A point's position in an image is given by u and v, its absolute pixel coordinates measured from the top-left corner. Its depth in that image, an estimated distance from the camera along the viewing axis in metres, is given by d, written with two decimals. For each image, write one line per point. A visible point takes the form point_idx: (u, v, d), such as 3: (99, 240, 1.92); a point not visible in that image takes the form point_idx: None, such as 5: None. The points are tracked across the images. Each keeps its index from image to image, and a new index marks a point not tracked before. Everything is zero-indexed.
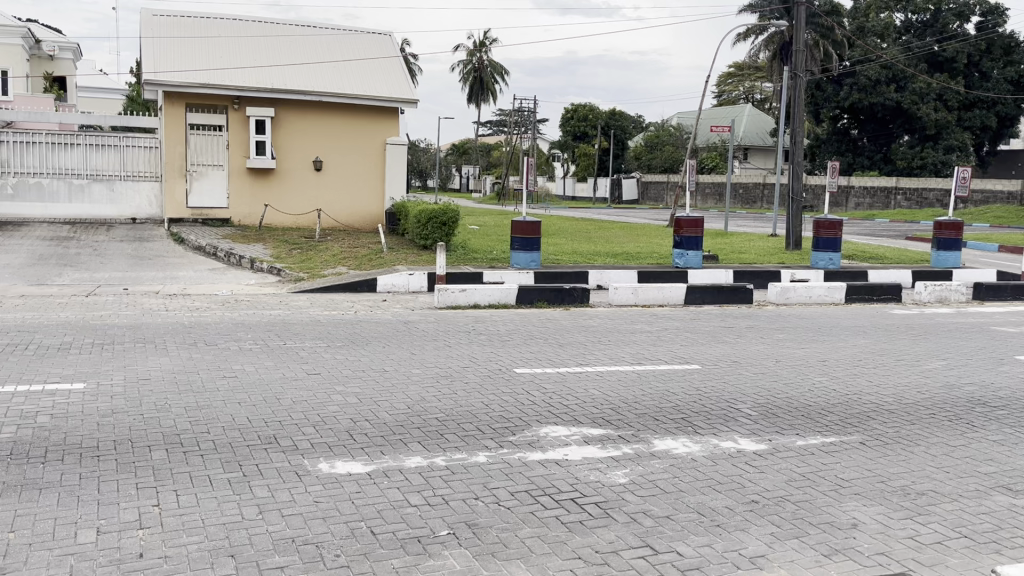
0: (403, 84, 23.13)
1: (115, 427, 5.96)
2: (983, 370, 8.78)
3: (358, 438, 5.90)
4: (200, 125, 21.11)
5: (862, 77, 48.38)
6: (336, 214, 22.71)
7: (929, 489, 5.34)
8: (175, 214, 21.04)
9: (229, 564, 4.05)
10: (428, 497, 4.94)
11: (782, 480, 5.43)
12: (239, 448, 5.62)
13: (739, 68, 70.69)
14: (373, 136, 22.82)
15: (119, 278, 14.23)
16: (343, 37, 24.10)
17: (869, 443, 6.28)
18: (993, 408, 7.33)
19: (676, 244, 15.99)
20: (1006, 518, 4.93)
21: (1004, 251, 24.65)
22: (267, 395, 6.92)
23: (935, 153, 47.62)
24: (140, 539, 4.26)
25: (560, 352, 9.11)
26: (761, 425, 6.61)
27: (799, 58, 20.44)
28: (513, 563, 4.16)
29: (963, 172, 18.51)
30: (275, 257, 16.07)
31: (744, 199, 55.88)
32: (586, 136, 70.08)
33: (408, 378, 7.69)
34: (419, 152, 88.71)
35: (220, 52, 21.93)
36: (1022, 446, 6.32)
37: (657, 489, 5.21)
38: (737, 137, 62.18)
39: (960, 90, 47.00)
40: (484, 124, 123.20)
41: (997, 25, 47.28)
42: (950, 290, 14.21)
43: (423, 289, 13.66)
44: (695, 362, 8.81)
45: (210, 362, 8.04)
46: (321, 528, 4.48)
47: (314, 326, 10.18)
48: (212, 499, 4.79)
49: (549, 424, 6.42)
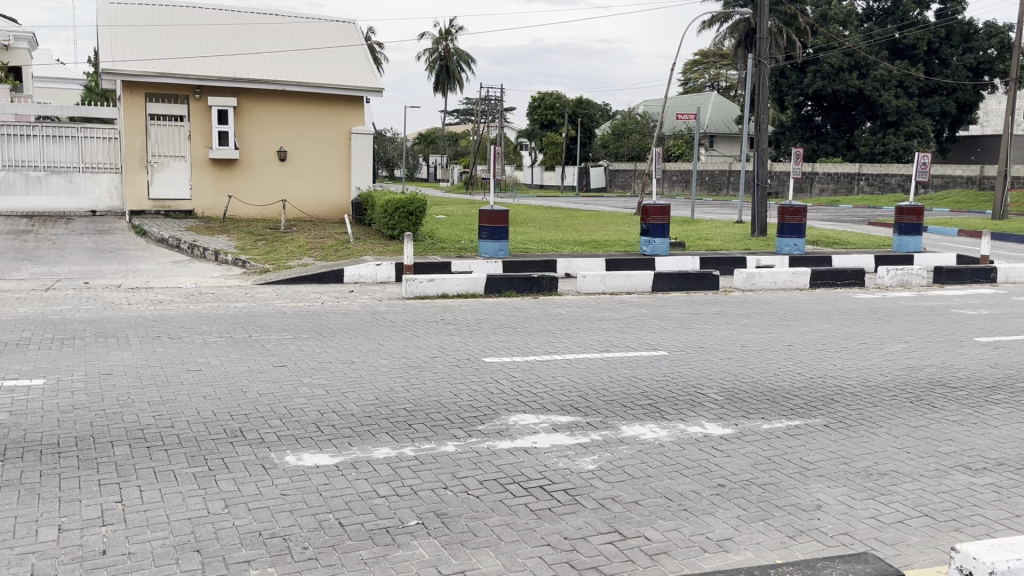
0: (368, 73, 22.93)
1: (77, 423, 5.86)
2: (943, 352, 8.94)
3: (325, 430, 5.86)
4: (161, 115, 20.77)
5: (826, 65, 48.88)
6: (301, 204, 22.49)
7: (891, 470, 5.44)
8: (137, 206, 20.72)
9: (194, 559, 4.00)
10: (396, 488, 4.92)
11: (749, 464, 5.49)
12: (204, 442, 5.55)
13: (705, 56, 71.26)
14: (338, 126, 22.60)
15: (79, 272, 13.97)
16: (306, 26, 23.83)
17: (832, 425, 6.37)
18: (953, 389, 7.48)
19: (643, 231, 16.08)
20: (965, 496, 5.04)
21: (964, 235, 25.15)
22: (232, 388, 6.85)
23: (897, 140, 48.35)
24: (103, 536, 4.20)
25: (529, 340, 9.13)
26: (728, 410, 6.67)
27: (763, 47, 20.56)
28: (481, 552, 4.17)
29: (924, 158, 18.78)
30: (240, 249, 15.91)
31: (710, 185, 56.37)
32: (553, 124, 70.18)
33: (376, 369, 7.64)
34: (386, 141, 88.11)
35: (180, 41, 21.58)
36: (981, 426, 6.44)
37: (625, 475, 5.24)
38: (703, 124, 62.68)
39: (920, 77, 47.75)
40: (449, 112, 122.60)
41: (957, 12, 47.76)
42: (912, 274, 14.44)
43: (391, 280, 13.61)
44: (662, 349, 8.86)
45: (174, 355, 7.95)
46: (288, 521, 4.45)
47: (280, 318, 10.08)
48: (176, 494, 4.73)
49: (518, 412, 6.43)
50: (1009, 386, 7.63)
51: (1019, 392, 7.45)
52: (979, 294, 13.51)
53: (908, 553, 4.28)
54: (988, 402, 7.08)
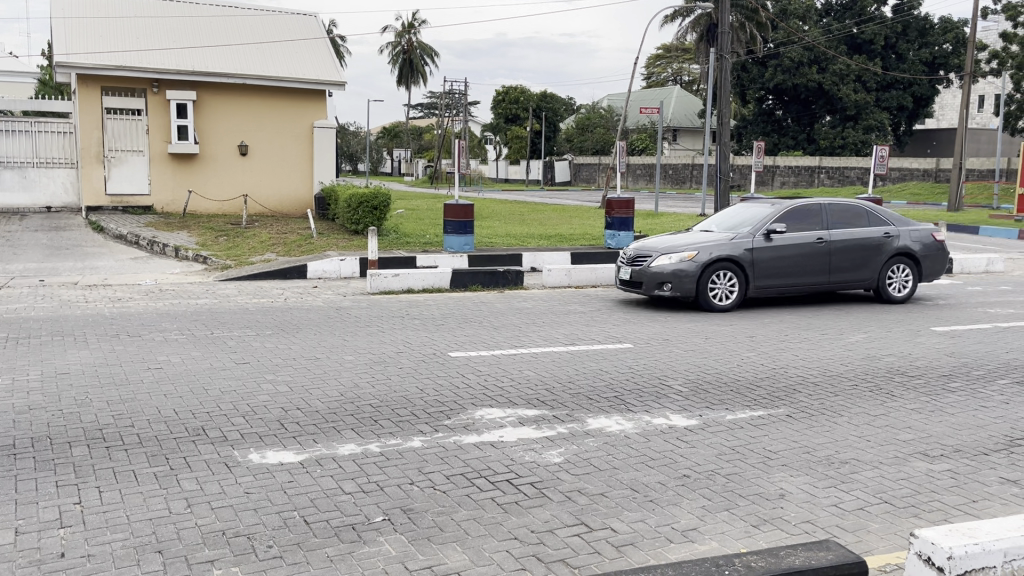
0: (330, 65, 22.69)
1: (33, 424, 5.73)
2: (901, 342, 9.10)
3: (289, 428, 5.79)
4: (117, 109, 20.37)
5: (786, 59, 49.39)
6: (263, 199, 22.21)
7: (852, 458, 5.53)
8: (94, 201, 20.37)
9: (156, 560, 3.94)
10: (362, 484, 4.89)
11: (713, 455, 5.54)
12: (166, 442, 5.46)
13: (667, 50, 71.77)
14: (301, 120, 22.35)
15: (34, 269, 13.66)
16: (267, 19, 23.53)
17: (795, 415, 6.46)
18: (911, 378, 7.63)
19: (608, 225, 16.16)
20: (923, 482, 5.14)
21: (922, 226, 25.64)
22: (194, 386, 6.75)
23: (855, 133, 49.10)
24: (61, 538, 4.12)
25: (495, 335, 9.09)
26: (692, 401, 6.73)
27: (724, 41, 20.63)
28: (448, 547, 4.16)
29: (881, 151, 19.06)
30: (201, 245, 15.68)
31: (673, 179, 56.89)
32: (517, 119, 70.17)
33: (340, 365, 7.58)
34: (349, 135, 87.35)
35: (137, 34, 21.19)
36: (938, 413, 6.58)
37: (591, 467, 5.26)
38: (665, 119, 63.11)
39: (877, 71, 48.53)
40: (414, 107, 122.02)
41: (913, 8, 48.53)
42: None
43: (356, 275, 13.49)
44: (628, 342, 8.90)
45: (133, 354, 7.80)
46: (252, 519, 4.40)
47: (241, 315, 9.95)
48: (137, 494, 4.65)
49: (484, 407, 6.41)
50: (965, 374, 7.80)
51: (975, 379, 7.63)
52: (935, 284, 13.80)
53: (869, 539, 4.36)
54: (945, 390, 7.23)
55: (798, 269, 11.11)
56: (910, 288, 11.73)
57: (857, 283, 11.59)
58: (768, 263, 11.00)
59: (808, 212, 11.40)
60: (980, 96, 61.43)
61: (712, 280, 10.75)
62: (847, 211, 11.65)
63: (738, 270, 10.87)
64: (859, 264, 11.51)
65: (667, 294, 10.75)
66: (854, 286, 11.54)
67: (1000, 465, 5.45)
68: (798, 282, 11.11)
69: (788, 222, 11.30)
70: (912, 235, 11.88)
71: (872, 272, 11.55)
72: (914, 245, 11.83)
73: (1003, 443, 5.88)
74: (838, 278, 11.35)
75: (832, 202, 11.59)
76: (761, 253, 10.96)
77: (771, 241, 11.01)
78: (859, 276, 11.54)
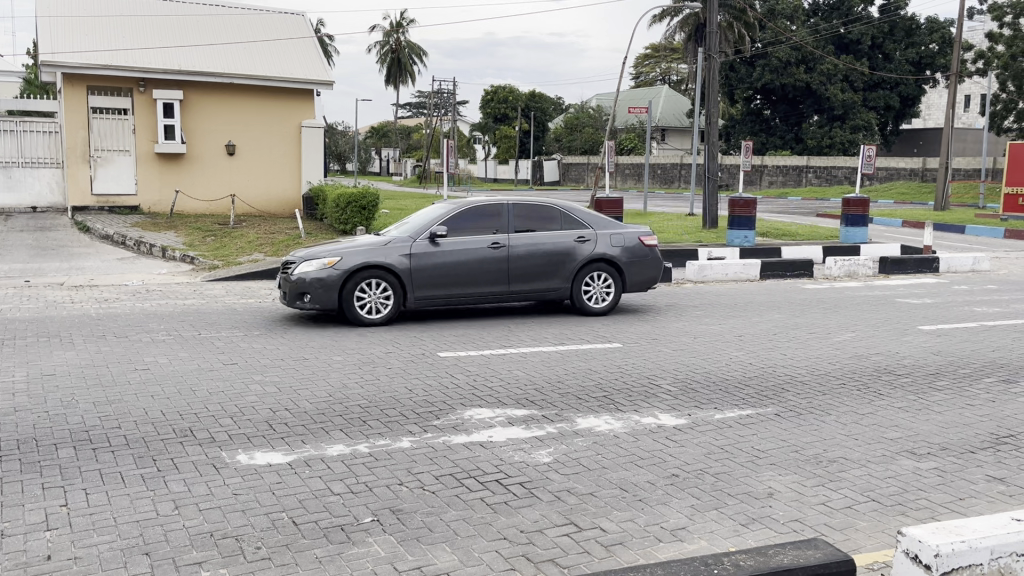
0: (318, 65, 22.62)
1: (18, 426, 5.69)
2: (889, 341, 9.15)
3: (277, 429, 5.77)
4: (103, 108, 20.25)
5: (774, 59, 49.54)
6: (251, 199, 22.12)
7: (840, 457, 5.55)
8: (79, 201, 20.27)
9: (143, 562, 3.92)
10: (351, 485, 4.87)
11: (702, 454, 5.55)
12: (153, 443, 5.43)
13: (655, 50, 71.93)
14: (288, 119, 22.26)
15: (19, 270, 13.55)
16: (255, 18, 23.45)
17: (783, 414, 6.48)
18: (898, 376, 7.67)
19: None
20: (911, 481, 5.16)
21: (909, 226, 25.78)
22: (181, 387, 6.72)
23: (843, 133, 49.34)
24: (48, 541, 4.09)
25: (484, 335, 9.08)
26: (681, 400, 6.74)
27: (712, 40, 20.65)
28: (437, 547, 4.15)
29: (868, 150, 19.15)
30: (188, 245, 15.60)
31: (662, 178, 57.03)
32: (506, 118, 70.17)
33: (328, 365, 7.56)
34: (337, 134, 87.13)
35: (124, 33, 21.06)
36: (925, 412, 6.61)
37: (581, 467, 5.26)
38: (654, 118, 63.27)
39: (864, 71, 48.78)
40: (403, 106, 121.88)
41: (899, 8, 48.79)
42: (858, 264, 14.75)
43: None
44: (617, 341, 8.91)
45: (120, 355, 7.76)
46: (241, 521, 4.38)
47: (229, 315, 9.90)
48: (124, 496, 4.62)
49: (473, 407, 6.40)
50: (951, 372, 7.85)
51: (962, 377, 7.68)
52: (921, 283, 13.88)
53: (857, 537, 4.38)
54: (931, 389, 7.27)
55: (464, 279, 9.73)
56: (612, 298, 10.33)
57: (545, 294, 10.16)
58: (430, 271, 9.62)
59: (483, 212, 10.01)
60: (966, 96, 61.86)
61: (358, 288, 9.37)
62: (533, 210, 10.21)
63: (395, 279, 9.51)
64: (552, 272, 10.12)
65: (310, 305, 9.32)
66: (539, 296, 10.13)
67: (986, 463, 5.48)
68: (464, 293, 9.74)
69: (458, 226, 9.92)
70: (615, 238, 10.39)
71: (564, 281, 10.13)
72: (616, 250, 10.36)
73: (989, 441, 5.93)
74: (518, 289, 9.96)
75: (516, 200, 10.18)
76: (420, 259, 9.58)
77: (435, 244, 9.63)
78: (547, 285, 10.11)
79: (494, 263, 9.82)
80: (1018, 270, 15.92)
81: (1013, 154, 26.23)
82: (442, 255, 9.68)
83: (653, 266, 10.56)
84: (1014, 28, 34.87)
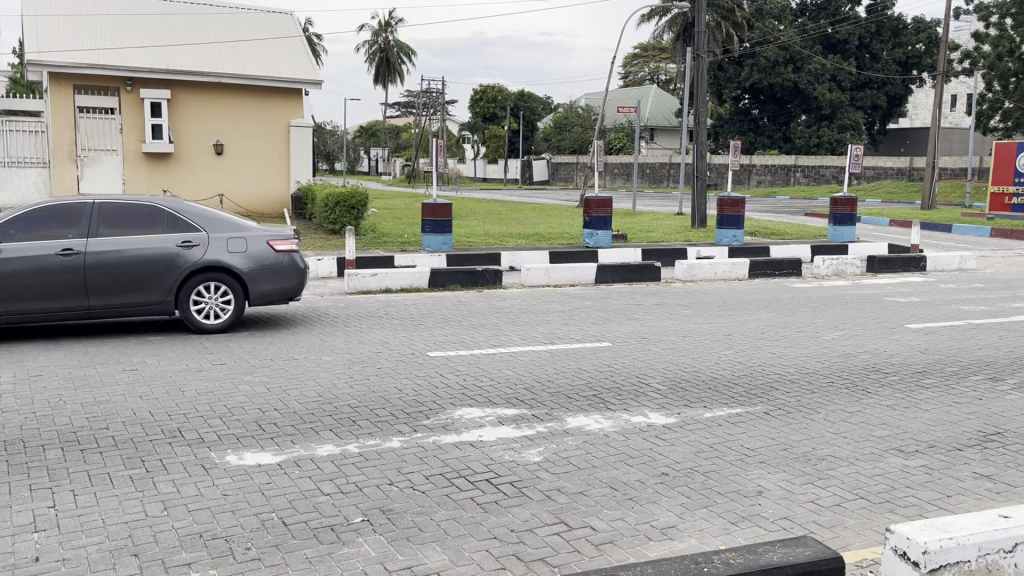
0: (306, 63, 22.54)
1: (5, 428, 5.64)
2: (876, 339, 9.20)
3: (266, 429, 5.75)
4: (89, 108, 20.14)
5: (762, 58, 49.68)
6: (239, 199, 22.04)
7: (828, 455, 5.58)
8: None
9: (132, 564, 3.90)
10: (341, 485, 4.86)
11: (691, 452, 5.57)
12: (141, 443, 5.41)
13: (644, 49, 72.06)
14: (277, 119, 22.18)
15: None
16: (242, 17, 23.37)
17: (772, 412, 6.51)
18: (886, 374, 7.71)
19: (586, 223, 16.21)
20: (898, 478, 5.19)
21: (896, 225, 25.92)
22: (170, 387, 6.69)
23: (830, 132, 49.58)
24: (36, 542, 4.07)
25: (473, 334, 9.08)
26: (670, 399, 6.76)
27: (701, 39, 20.66)
28: (428, 547, 4.15)
29: (856, 149, 19.22)
30: None
31: (651, 178, 57.17)
32: (495, 117, 70.15)
33: (317, 365, 7.54)
34: (325, 134, 86.89)
35: (110, 32, 20.94)
36: (913, 409, 6.65)
37: (571, 466, 5.27)
38: (643, 118, 63.39)
39: (852, 71, 49.02)
40: (392, 105, 121.71)
41: (886, 8, 49.04)
42: (846, 263, 14.82)
43: (333, 275, 13.38)
44: (606, 340, 8.93)
45: (108, 355, 7.71)
46: (230, 521, 4.36)
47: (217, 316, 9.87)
48: (113, 498, 4.60)
49: (462, 406, 6.40)
50: (939, 370, 7.90)
51: (948, 375, 7.73)
52: (909, 282, 13.95)
53: (845, 535, 4.40)
54: (919, 386, 7.32)
55: (27, 290, 8.59)
56: (228, 311, 9.16)
57: (143, 310, 9.04)
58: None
59: (57, 215, 8.84)
60: (952, 95, 62.26)
61: None
62: (124, 212, 9.09)
63: None
64: (147, 284, 8.99)
65: None
66: (138, 312, 9.00)
67: (974, 460, 5.51)
68: (38, 306, 8.62)
69: (27, 228, 8.77)
70: (233, 245, 9.31)
71: (161, 294, 9.03)
72: (236, 259, 9.27)
73: (976, 438, 5.97)
74: (98, 303, 8.82)
75: (104, 201, 9.04)
76: None
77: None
78: (143, 300, 9.02)
79: (68, 274, 8.70)
80: (1004, 268, 16.05)
81: (999, 153, 26.40)
82: (4, 267, 8.54)
83: (290, 271, 9.47)
84: (1000, 28, 35.10)
